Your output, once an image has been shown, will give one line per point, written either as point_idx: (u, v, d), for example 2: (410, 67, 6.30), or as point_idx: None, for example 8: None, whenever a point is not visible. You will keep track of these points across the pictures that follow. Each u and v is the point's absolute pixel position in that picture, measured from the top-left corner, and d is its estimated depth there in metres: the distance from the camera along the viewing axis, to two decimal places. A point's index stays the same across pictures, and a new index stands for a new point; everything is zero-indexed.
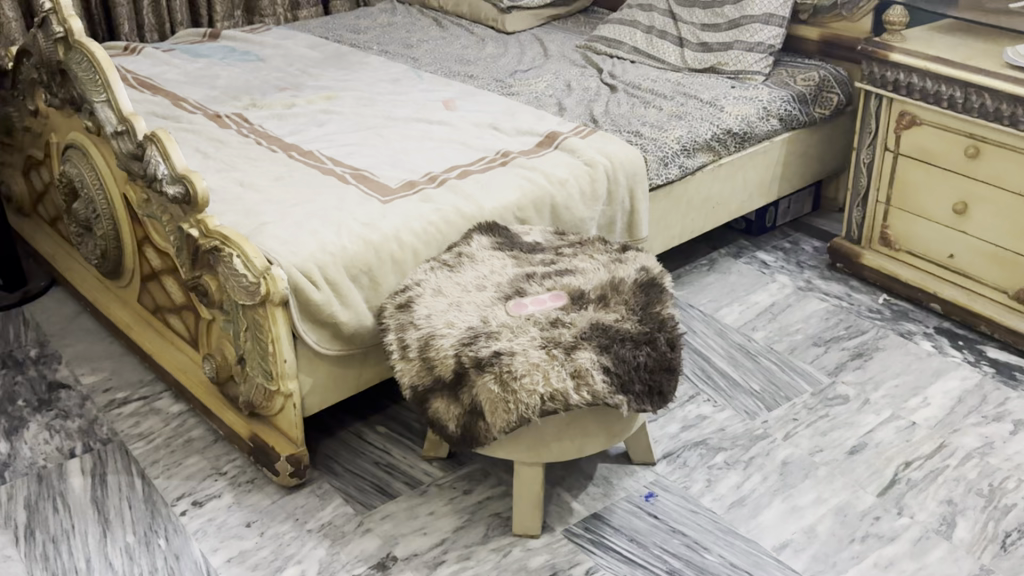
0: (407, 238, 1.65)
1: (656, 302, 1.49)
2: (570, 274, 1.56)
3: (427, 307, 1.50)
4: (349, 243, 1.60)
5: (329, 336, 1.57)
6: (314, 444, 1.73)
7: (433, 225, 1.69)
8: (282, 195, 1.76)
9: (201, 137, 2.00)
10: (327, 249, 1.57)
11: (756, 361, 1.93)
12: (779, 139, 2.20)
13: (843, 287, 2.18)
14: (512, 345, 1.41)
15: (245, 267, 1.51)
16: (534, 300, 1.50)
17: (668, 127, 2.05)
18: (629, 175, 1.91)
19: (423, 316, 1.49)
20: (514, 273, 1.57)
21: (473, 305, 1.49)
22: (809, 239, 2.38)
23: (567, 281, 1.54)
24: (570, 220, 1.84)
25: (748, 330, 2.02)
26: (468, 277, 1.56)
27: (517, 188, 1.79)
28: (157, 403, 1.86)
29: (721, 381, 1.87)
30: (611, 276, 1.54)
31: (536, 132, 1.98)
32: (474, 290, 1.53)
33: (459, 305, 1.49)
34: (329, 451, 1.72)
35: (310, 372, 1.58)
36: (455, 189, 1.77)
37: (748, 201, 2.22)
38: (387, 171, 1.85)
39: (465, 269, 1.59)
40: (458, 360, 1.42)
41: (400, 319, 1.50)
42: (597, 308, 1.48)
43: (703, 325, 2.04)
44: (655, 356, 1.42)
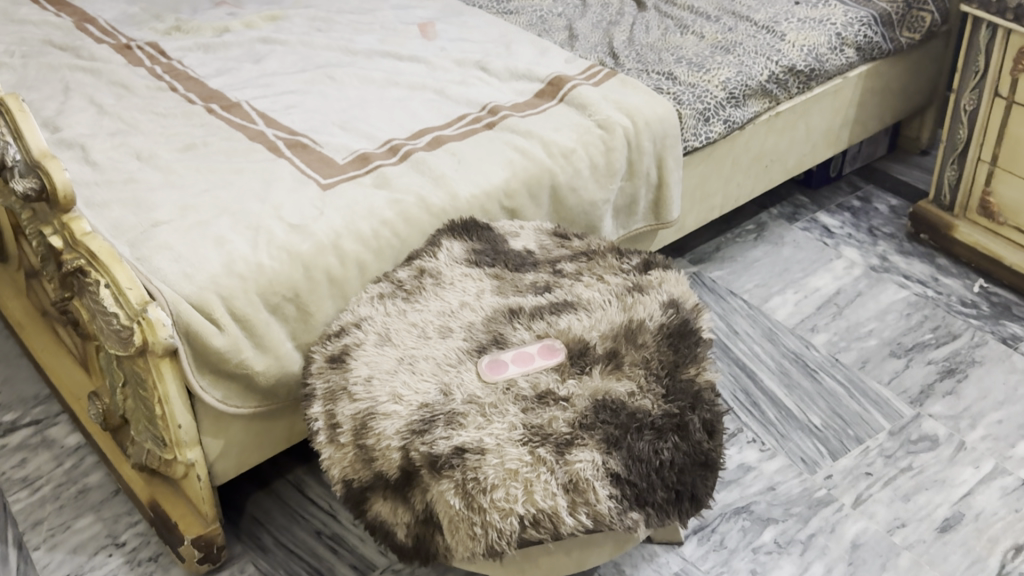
0: (351, 248, 1.21)
1: (690, 360, 1.06)
2: (569, 310, 1.12)
3: (368, 363, 1.07)
4: (267, 258, 1.17)
5: (241, 391, 1.15)
6: (241, 502, 1.34)
7: (387, 226, 1.24)
8: (191, 177, 1.32)
9: (103, 80, 1.54)
10: (235, 271, 1.15)
11: (815, 380, 1.50)
12: (854, 74, 1.70)
13: (927, 268, 1.73)
14: (483, 437, 0.98)
15: (116, 303, 1.08)
16: (519, 354, 1.07)
17: (711, 65, 1.56)
18: (657, 139, 1.44)
19: (362, 380, 1.06)
20: (493, 307, 1.13)
21: (432, 363, 1.06)
22: (882, 195, 1.91)
23: (565, 323, 1.10)
24: (578, 206, 1.38)
25: (805, 334, 1.59)
26: (429, 314, 1.13)
27: (506, 164, 1.33)
28: (51, 432, 1.47)
29: (770, 410, 1.45)
30: (626, 316, 1.10)
31: (536, 76, 1.51)
32: (435, 336, 1.10)
33: (412, 363, 1.06)
34: (258, 513, 1.33)
35: (218, 433, 1.18)
36: (421, 169, 1.32)
37: (810, 155, 1.74)
38: (335, 137, 1.39)
39: (425, 299, 1.15)
40: (405, 456, 1.00)
41: (330, 379, 1.07)
42: (607, 371, 1.04)
43: (748, 324, 1.61)
44: (685, 450, 1.00)
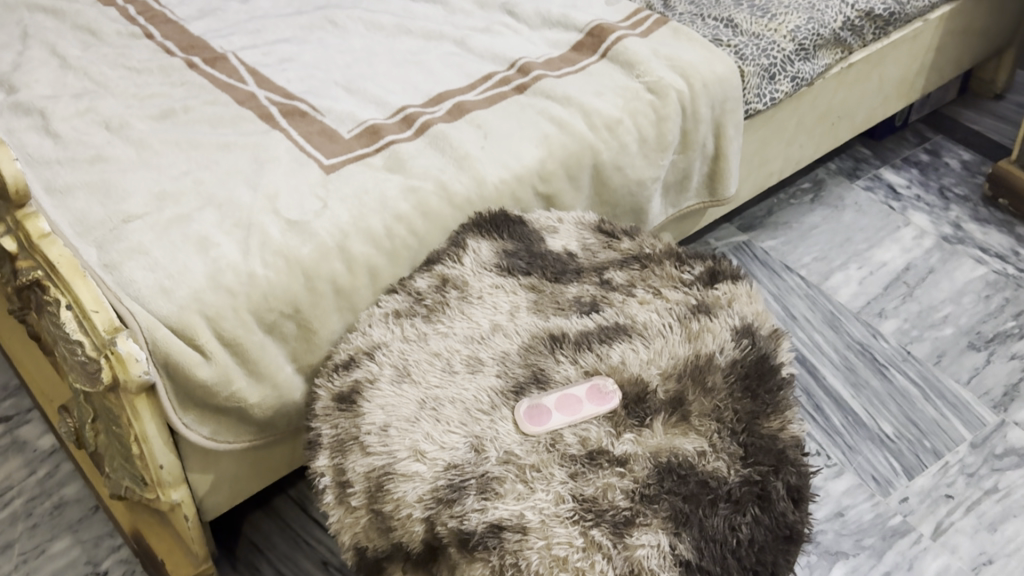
0: (359, 250, 1.02)
1: (771, 408, 0.88)
2: (622, 338, 0.94)
3: (383, 406, 0.89)
4: (260, 266, 0.98)
5: (232, 424, 0.98)
6: (238, 525, 1.19)
7: (402, 222, 1.05)
8: (171, 154, 1.11)
9: (67, 24, 1.32)
10: (223, 284, 0.95)
11: (885, 377, 1.33)
12: (936, 16, 1.47)
13: (1006, 239, 1.53)
14: (525, 512, 0.81)
15: (80, 328, 0.90)
16: (563, 399, 0.89)
17: (777, 9, 1.33)
18: (715, 104, 1.23)
19: (377, 428, 0.88)
20: (531, 331, 0.95)
21: (460, 408, 0.89)
22: (952, 149, 1.70)
23: (619, 357, 0.92)
24: (623, 187, 1.18)
25: (871, 321, 1.41)
26: (454, 340, 0.94)
27: (540, 140, 1.13)
28: (22, 433, 1.30)
29: (835, 415, 1.28)
30: (691, 347, 0.92)
31: (573, 25, 1.29)
32: (462, 371, 0.92)
33: (436, 408, 0.89)
34: (257, 538, 1.17)
35: (207, 468, 1.01)
36: (441, 145, 1.12)
37: (880, 108, 1.53)
38: (340, 102, 1.19)
39: (449, 320, 0.96)
40: (430, 530, 0.83)
41: (337, 425, 0.90)
42: (672, 422, 0.87)
43: (808, 307, 1.43)
44: (767, 525, 0.83)
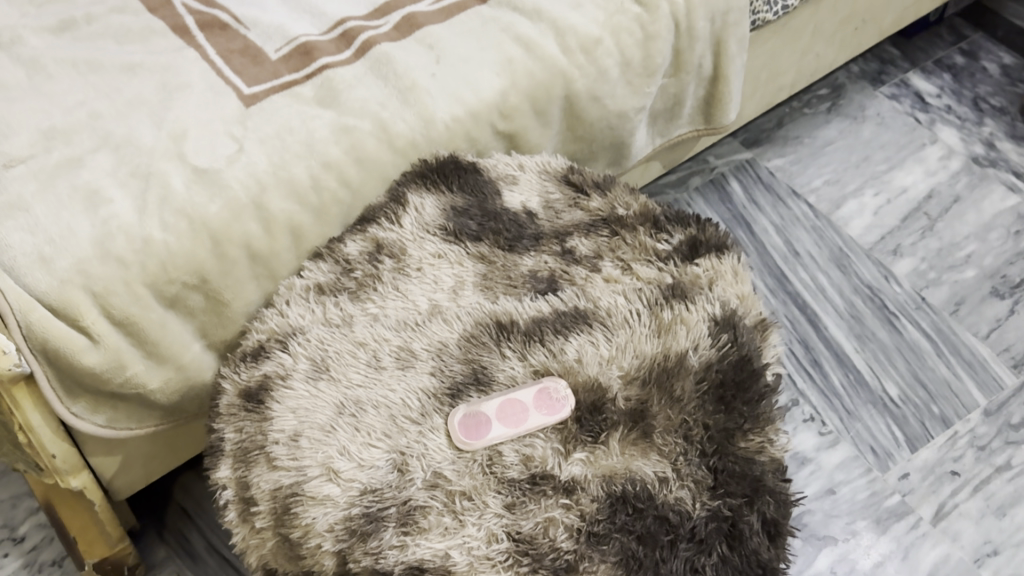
0: (279, 208, 0.87)
1: (751, 421, 0.74)
2: (581, 328, 0.79)
3: (295, 409, 0.76)
4: (158, 229, 0.82)
5: (133, 409, 0.86)
6: (168, 488, 1.08)
7: (331, 171, 0.89)
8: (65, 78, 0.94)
9: None
10: (114, 252, 0.80)
11: (894, 328, 1.19)
12: None
13: None
14: (450, 553, 0.69)
15: None
16: (506, 407, 0.75)
17: None
18: (714, 16, 1.03)
19: (286, 437, 0.75)
20: (473, 316, 0.80)
21: (383, 415, 0.75)
22: (991, 51, 1.51)
23: (574, 353, 0.78)
24: (599, 120, 1.02)
25: (884, 260, 1.25)
26: (382, 325, 0.80)
27: (501, 65, 0.94)
28: None
29: (834, 374, 1.15)
30: (661, 342, 0.77)
31: None
32: (390, 367, 0.78)
33: (355, 414, 0.75)
34: (187, 503, 1.07)
35: (112, 451, 0.90)
36: (383, 71, 0.94)
37: (913, 7, 1.32)
38: (271, 12, 1.01)
39: (379, 298, 0.82)
40: (342, 565, 0.71)
41: (243, 429, 0.77)
42: (631, 440, 0.73)
43: (814, 242, 1.27)
44: (737, 566, 0.71)
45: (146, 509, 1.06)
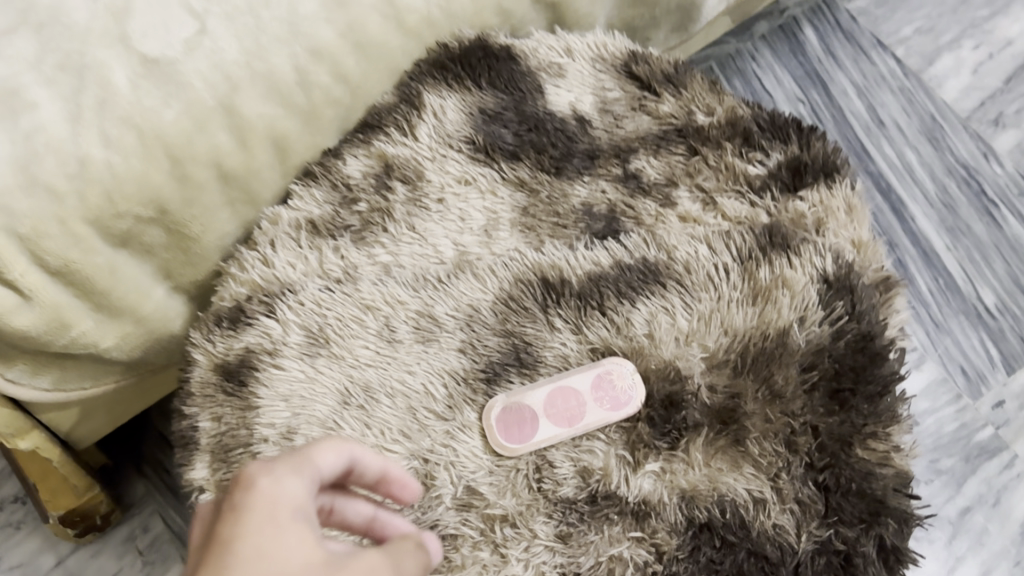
0: (255, 113, 0.62)
1: (870, 420, 0.58)
2: (652, 288, 0.61)
3: (288, 398, 0.59)
4: (99, 144, 0.56)
5: (89, 369, 0.68)
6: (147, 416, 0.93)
7: (324, 62, 0.64)
8: None
9: None
10: (43, 180, 0.53)
11: (991, 220, 1.01)
12: None
13: None
14: None
15: None
16: (556, 400, 0.59)
17: None
18: None
19: (277, 436, 0.59)
20: (513, 272, 0.63)
21: (399, 408, 0.59)
22: None
23: (644, 327, 0.60)
24: None
25: (983, 132, 1.05)
26: (395, 282, 0.62)
27: None
28: None
29: (921, 276, 0.98)
30: (756, 313, 0.60)
31: None
32: (407, 341, 0.61)
33: (364, 406, 0.59)
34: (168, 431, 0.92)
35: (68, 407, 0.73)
36: None
37: None
38: None
39: (390, 241, 0.64)
40: None
41: (222, 418, 0.60)
42: (717, 446, 0.58)
43: (901, 107, 1.06)
44: None
45: (121, 441, 0.91)
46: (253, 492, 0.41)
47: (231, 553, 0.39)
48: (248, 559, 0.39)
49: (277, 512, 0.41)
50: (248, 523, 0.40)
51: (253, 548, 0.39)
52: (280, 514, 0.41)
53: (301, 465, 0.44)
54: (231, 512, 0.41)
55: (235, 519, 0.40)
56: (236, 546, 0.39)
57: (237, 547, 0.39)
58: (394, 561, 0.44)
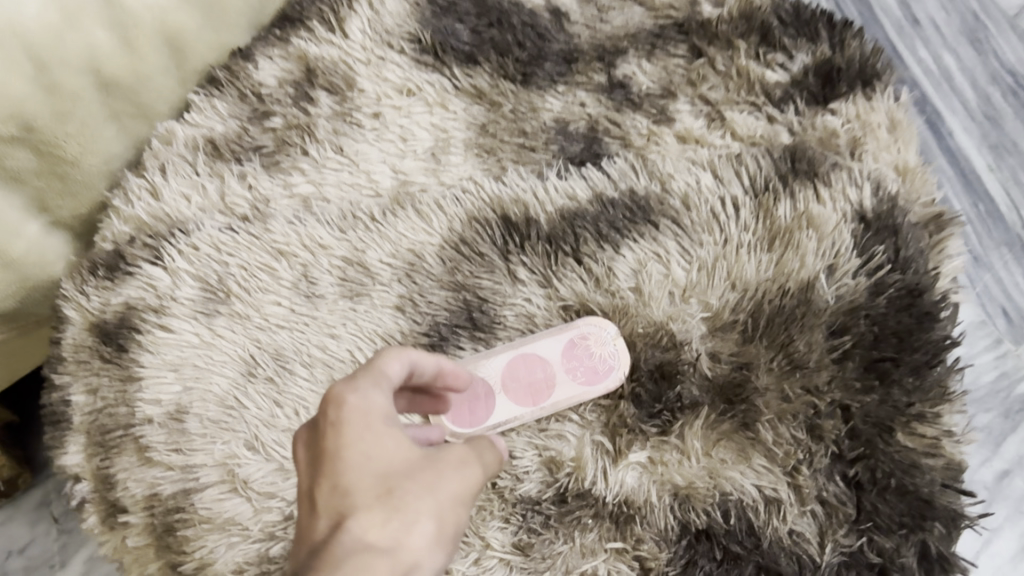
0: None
1: (918, 396, 0.45)
2: (640, 227, 0.49)
3: (177, 367, 0.47)
4: None
5: None
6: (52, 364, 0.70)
7: None
8: None
9: None
10: None
11: None
12: None
13: None
14: None
15: None
16: (519, 371, 0.47)
17: None
18: None
19: (164, 415, 0.46)
20: (466, 207, 0.50)
21: (318, 381, 0.46)
22: None
23: (630, 278, 0.48)
24: None
25: None
26: (316, 219, 0.49)
27: None
28: None
29: None
30: (774, 261, 0.47)
31: None
32: (330, 297, 0.48)
33: (274, 378, 0.46)
34: None
35: None
36: None
37: None
38: None
39: (311, 166, 0.51)
40: None
41: (98, 390, 0.48)
42: (721, 431, 0.45)
43: None
44: None
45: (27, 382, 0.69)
46: (341, 392, 0.33)
47: (338, 467, 0.31)
48: (362, 472, 0.31)
49: (372, 420, 0.33)
50: (348, 431, 0.32)
51: (361, 457, 0.31)
52: (378, 413, 0.33)
53: (370, 368, 0.35)
54: (321, 420, 0.33)
55: (332, 425, 0.32)
56: (344, 459, 0.31)
57: (345, 459, 0.31)
58: (477, 450, 0.36)
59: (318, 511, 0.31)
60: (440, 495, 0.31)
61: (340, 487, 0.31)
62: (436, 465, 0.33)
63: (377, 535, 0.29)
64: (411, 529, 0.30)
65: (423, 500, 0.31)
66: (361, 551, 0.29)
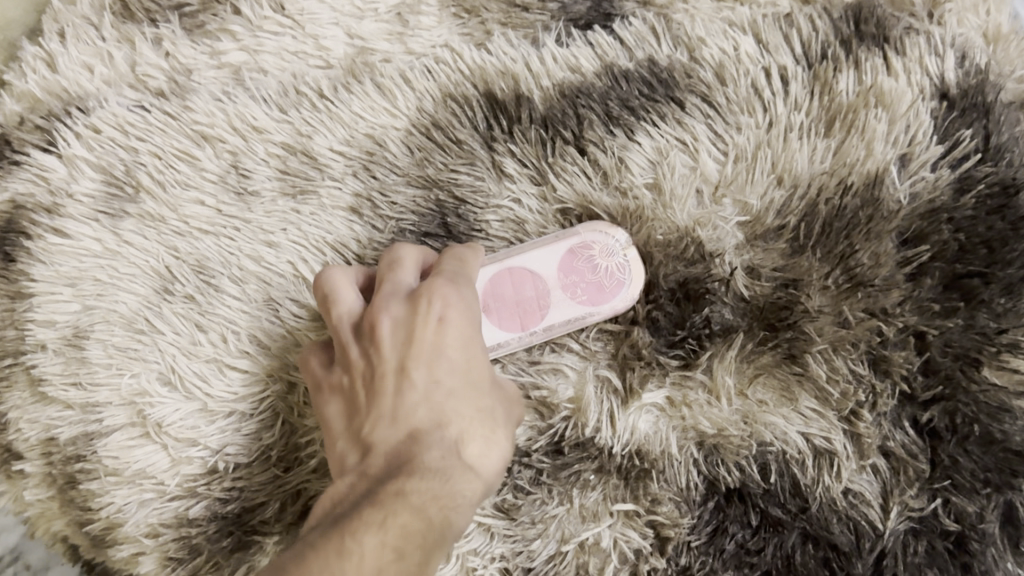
0: None
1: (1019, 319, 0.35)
2: (659, 106, 0.38)
3: (74, 281, 0.37)
4: None
5: None
6: None
7: None
8: None
9: None
10: None
11: None
12: None
13: None
14: None
15: None
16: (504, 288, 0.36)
17: None
18: None
19: (58, 341, 0.37)
20: (440, 82, 0.39)
21: (251, 301, 0.37)
22: None
23: (646, 171, 0.37)
24: None
25: None
26: (249, 96, 0.39)
27: None
28: None
29: None
30: (830, 149, 0.37)
31: None
32: (267, 194, 0.38)
33: (195, 297, 0.37)
34: None
35: None
36: None
37: None
38: None
39: (243, 28, 0.40)
40: None
41: None
42: (762, 364, 0.36)
43: None
44: None
45: None
46: (446, 286, 0.31)
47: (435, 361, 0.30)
48: (451, 375, 0.30)
49: (473, 322, 0.32)
50: (453, 329, 0.31)
51: (455, 359, 0.31)
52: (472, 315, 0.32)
53: (456, 270, 0.33)
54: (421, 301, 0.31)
55: (434, 320, 0.31)
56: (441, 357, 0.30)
57: (444, 357, 0.30)
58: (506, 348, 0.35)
59: (400, 395, 0.30)
60: (513, 415, 0.33)
61: (436, 391, 0.30)
62: (507, 389, 0.33)
63: (469, 452, 0.30)
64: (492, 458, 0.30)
65: (503, 426, 0.32)
66: (460, 464, 0.29)
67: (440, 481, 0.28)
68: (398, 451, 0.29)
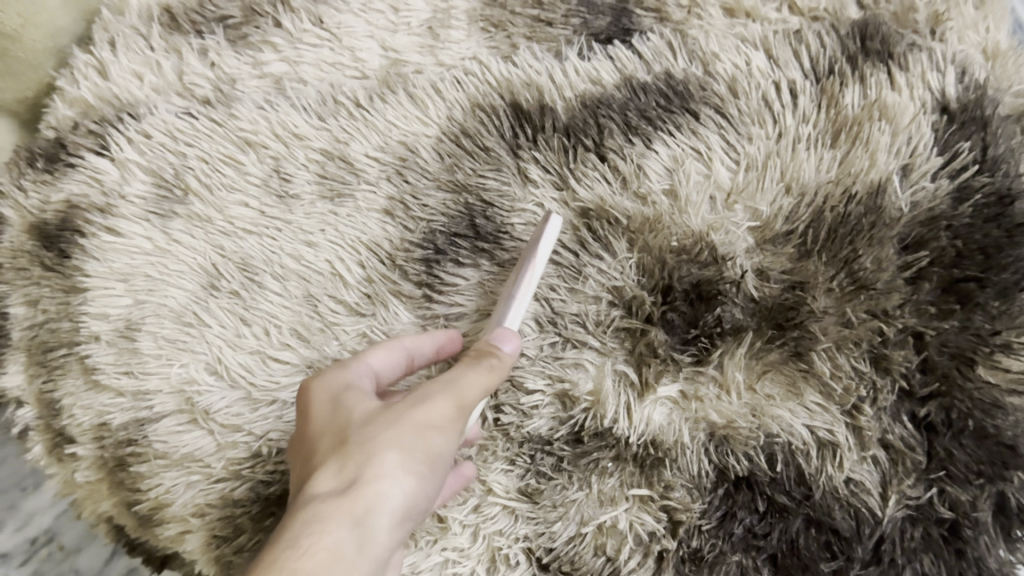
0: None
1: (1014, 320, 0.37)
2: (675, 117, 0.41)
3: (125, 277, 0.40)
4: None
5: None
6: None
7: None
8: None
9: None
10: None
11: None
12: None
13: None
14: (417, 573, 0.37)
15: None
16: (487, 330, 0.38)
17: None
18: None
19: (110, 332, 0.39)
20: (469, 92, 0.42)
21: (292, 297, 0.39)
22: None
23: (663, 178, 0.40)
24: None
25: None
26: (290, 105, 0.42)
27: None
28: None
29: None
30: (836, 159, 0.39)
31: None
32: (306, 197, 0.40)
33: (240, 293, 0.39)
34: None
35: None
36: None
37: None
38: None
39: (284, 41, 0.43)
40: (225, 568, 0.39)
41: (37, 301, 0.41)
42: (769, 361, 0.38)
43: None
44: None
45: None
46: (327, 372, 0.33)
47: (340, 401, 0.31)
48: (323, 436, 0.30)
49: (341, 397, 0.31)
50: (312, 405, 0.31)
51: (325, 426, 0.30)
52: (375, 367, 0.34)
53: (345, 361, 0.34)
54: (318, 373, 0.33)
55: (313, 402, 0.32)
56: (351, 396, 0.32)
57: (312, 433, 0.30)
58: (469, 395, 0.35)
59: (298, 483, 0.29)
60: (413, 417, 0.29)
61: (332, 412, 0.31)
62: (420, 391, 0.30)
63: (334, 479, 0.27)
64: (376, 462, 0.27)
65: (388, 433, 0.28)
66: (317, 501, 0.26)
67: (297, 525, 0.25)
68: (297, 479, 0.29)
